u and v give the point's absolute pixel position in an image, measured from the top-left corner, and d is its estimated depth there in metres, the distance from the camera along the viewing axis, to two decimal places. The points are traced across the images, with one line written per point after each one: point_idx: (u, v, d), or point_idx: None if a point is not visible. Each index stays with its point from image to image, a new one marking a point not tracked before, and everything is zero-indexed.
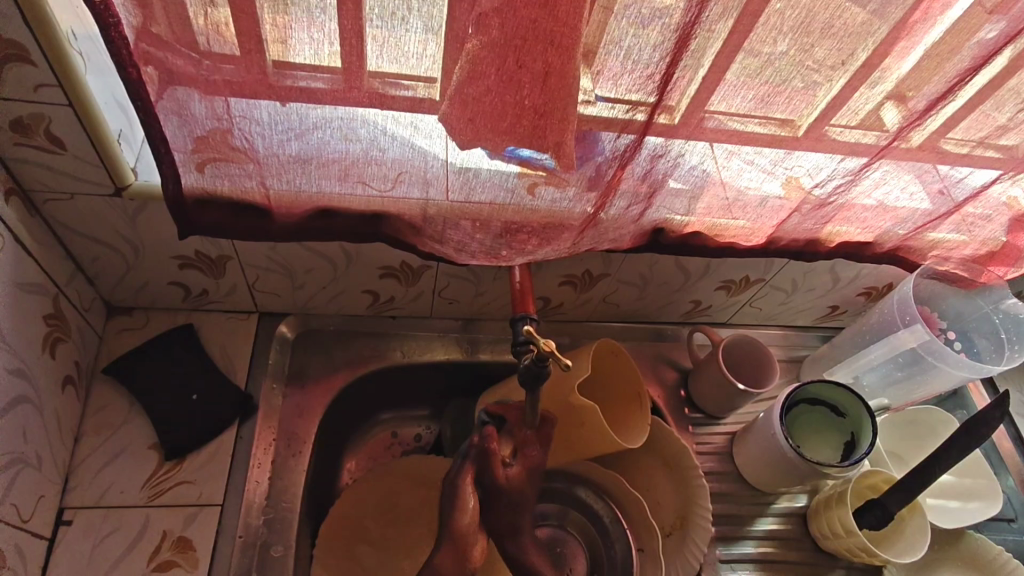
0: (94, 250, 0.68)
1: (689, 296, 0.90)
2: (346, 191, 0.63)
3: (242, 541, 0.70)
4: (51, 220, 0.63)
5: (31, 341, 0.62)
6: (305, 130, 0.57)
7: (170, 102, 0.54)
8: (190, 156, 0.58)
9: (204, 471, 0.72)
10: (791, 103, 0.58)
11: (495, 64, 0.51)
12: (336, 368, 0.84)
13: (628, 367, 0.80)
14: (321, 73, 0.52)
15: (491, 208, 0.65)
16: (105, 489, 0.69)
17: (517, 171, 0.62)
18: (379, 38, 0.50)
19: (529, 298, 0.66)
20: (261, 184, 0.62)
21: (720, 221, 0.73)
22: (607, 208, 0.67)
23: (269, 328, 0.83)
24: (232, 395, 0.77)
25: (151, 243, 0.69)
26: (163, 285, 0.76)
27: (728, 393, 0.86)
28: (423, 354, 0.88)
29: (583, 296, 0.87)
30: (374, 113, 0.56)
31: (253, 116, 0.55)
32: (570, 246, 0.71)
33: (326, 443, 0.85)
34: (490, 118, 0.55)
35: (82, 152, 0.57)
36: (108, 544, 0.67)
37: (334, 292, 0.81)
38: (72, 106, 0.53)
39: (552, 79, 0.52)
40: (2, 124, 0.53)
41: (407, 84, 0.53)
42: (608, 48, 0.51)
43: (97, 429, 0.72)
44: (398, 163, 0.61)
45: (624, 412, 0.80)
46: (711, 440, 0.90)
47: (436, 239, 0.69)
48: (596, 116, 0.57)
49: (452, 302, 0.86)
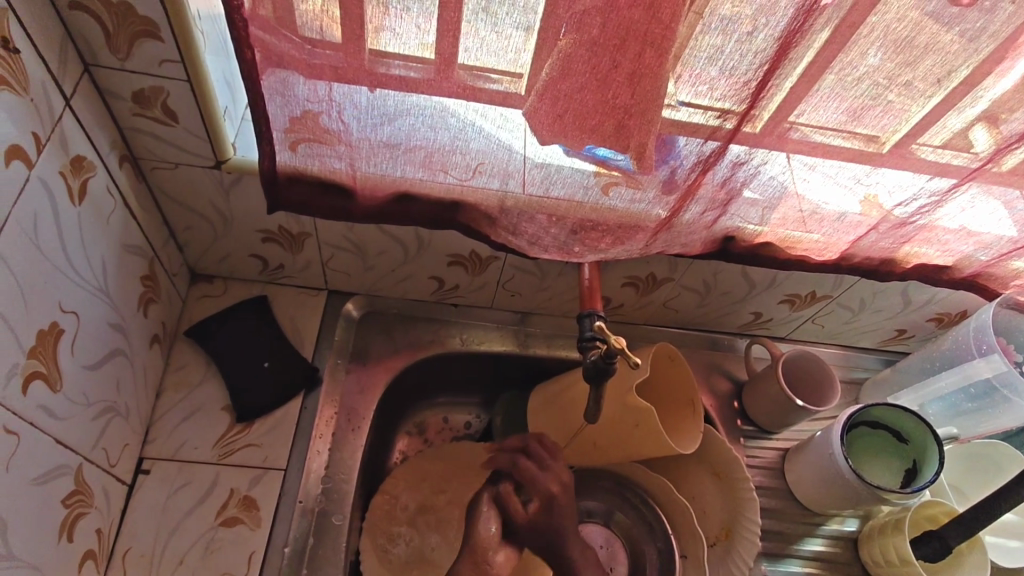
0: (188, 219, 0.73)
1: (751, 308, 0.89)
2: (428, 179, 0.65)
3: (302, 506, 0.73)
4: (154, 186, 0.67)
5: (130, 300, 0.66)
6: (396, 116, 0.59)
7: (276, 82, 0.56)
8: (286, 136, 0.61)
9: (271, 435, 0.76)
10: (881, 119, 0.57)
11: (589, 62, 0.52)
12: (396, 349, 0.88)
13: (684, 373, 0.79)
14: (415, 63, 0.54)
15: (568, 205, 0.66)
16: (181, 444, 0.74)
17: (594, 170, 0.63)
18: (473, 34, 0.51)
19: (596, 295, 0.68)
20: (349, 166, 0.64)
21: (794, 234, 0.72)
22: (683, 212, 0.67)
23: (337, 306, 0.87)
24: (301, 367, 0.80)
25: (240, 215, 0.72)
26: (245, 256, 0.80)
27: (785, 408, 0.85)
28: (481, 343, 0.91)
29: (644, 299, 0.87)
30: (464, 105, 0.58)
31: (350, 100, 0.58)
32: (642, 247, 0.71)
33: (382, 421, 0.88)
34: (578, 115, 0.56)
35: (191, 126, 0.60)
36: (180, 495, 0.71)
37: (402, 276, 0.84)
38: (190, 82, 0.55)
39: (643, 80, 0.52)
40: (125, 95, 0.57)
41: (495, 78, 0.55)
42: (698, 54, 0.51)
43: (177, 385, 0.77)
44: (481, 155, 0.63)
45: (677, 417, 0.80)
46: (762, 454, 0.89)
47: (511, 231, 0.70)
48: (681, 121, 0.57)
49: (515, 295, 0.88)
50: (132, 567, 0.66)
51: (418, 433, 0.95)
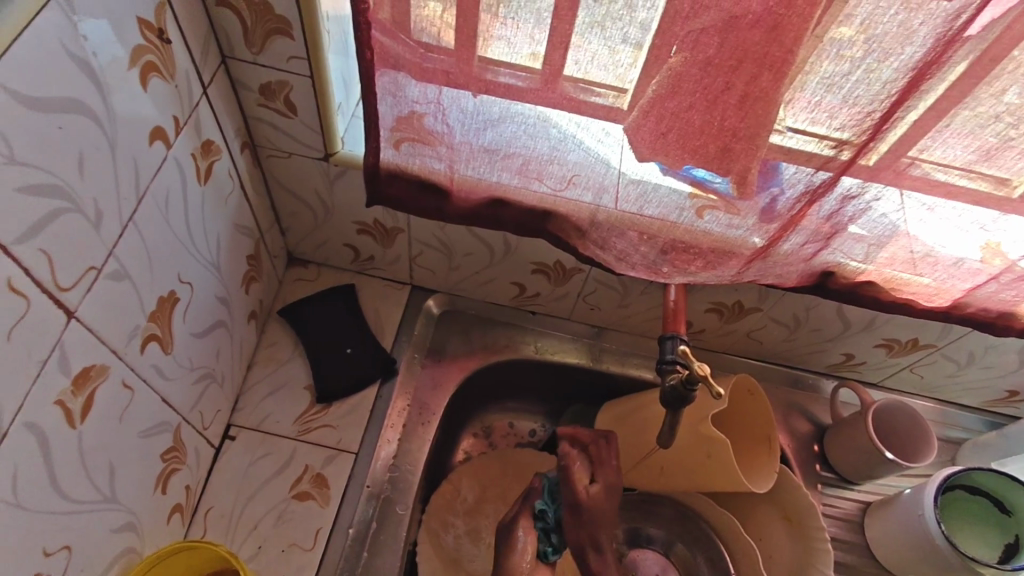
0: (293, 205, 0.77)
1: (842, 348, 0.85)
2: (522, 187, 0.66)
3: (368, 491, 0.76)
4: (267, 172, 0.72)
5: (235, 276, 0.71)
6: (500, 122, 0.60)
7: (390, 82, 0.59)
8: (393, 134, 0.64)
9: (346, 419, 0.79)
10: (1015, 161, 0.53)
11: (699, 81, 0.51)
12: (472, 350, 0.89)
13: (763, 409, 0.76)
14: (522, 72, 0.55)
15: (662, 224, 0.65)
16: (265, 417, 0.78)
17: (688, 192, 0.61)
18: (584, 47, 0.51)
19: (681, 318, 0.67)
20: (448, 167, 0.66)
21: (902, 276, 0.68)
22: (782, 242, 0.64)
23: (419, 301, 0.90)
24: (380, 356, 0.83)
25: (341, 205, 0.76)
26: (339, 245, 0.84)
27: (871, 459, 0.80)
28: (554, 353, 0.91)
29: (727, 327, 0.84)
30: (566, 117, 0.58)
31: (458, 104, 0.59)
32: (734, 275, 0.69)
33: (450, 419, 0.90)
34: (683, 134, 0.55)
35: (308, 118, 0.63)
36: (260, 465, 0.75)
37: (485, 279, 0.85)
38: (312, 78, 0.59)
39: (754, 103, 0.51)
40: (254, 87, 0.61)
41: (599, 92, 0.55)
42: (817, 79, 0.49)
43: (266, 361, 0.81)
44: (577, 167, 0.63)
45: (750, 453, 0.77)
46: (840, 504, 0.84)
47: (600, 245, 0.70)
48: (788, 147, 0.55)
49: (594, 309, 0.87)
50: (212, 526, 0.70)
51: (483, 436, 0.96)
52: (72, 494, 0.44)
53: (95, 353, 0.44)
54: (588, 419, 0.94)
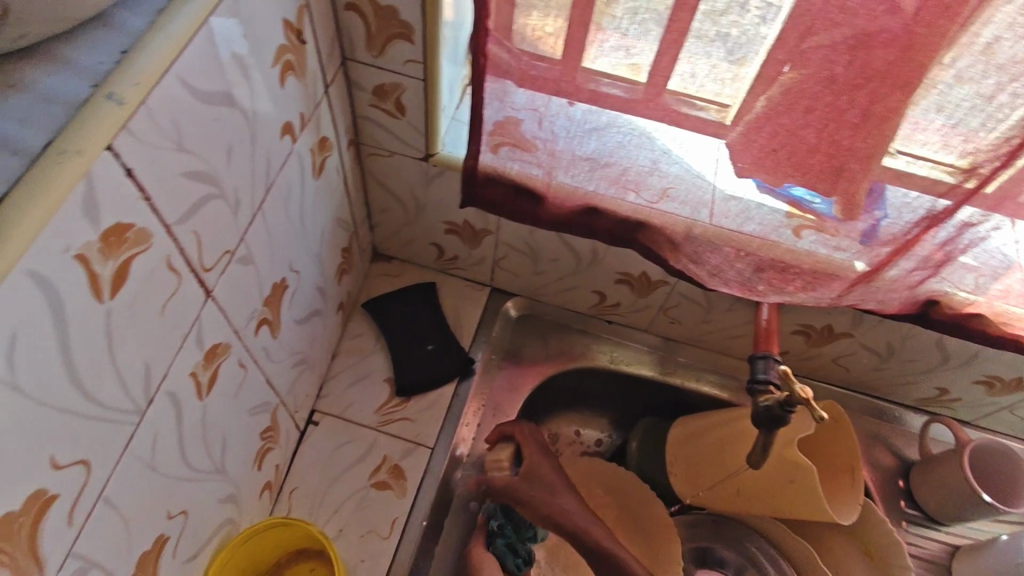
0: (387, 202, 0.80)
1: (936, 382, 0.81)
2: (618, 196, 0.67)
3: (442, 486, 0.77)
4: (367, 169, 0.75)
5: (331, 268, 0.73)
6: (606, 130, 0.60)
7: (499, 89, 0.60)
8: (494, 138, 0.65)
9: (424, 414, 0.81)
10: None
11: (822, 99, 0.50)
12: (548, 355, 0.90)
13: (847, 437, 0.73)
14: (625, 83, 0.55)
15: (761, 242, 0.64)
16: (348, 405, 0.80)
17: (784, 211, 0.61)
18: (690, 60, 0.51)
19: (774, 338, 0.66)
20: (546, 174, 0.67)
21: (1014, 310, 0.65)
22: (890, 267, 0.62)
23: (498, 303, 0.91)
24: (458, 354, 0.85)
25: (435, 205, 0.78)
26: (426, 243, 0.86)
27: (964, 501, 0.76)
28: (629, 365, 0.90)
29: (813, 350, 0.82)
30: (672, 129, 0.58)
31: (565, 112, 0.60)
32: (833, 298, 0.67)
33: (522, 422, 0.91)
34: (795, 152, 0.54)
35: (415, 120, 0.66)
36: (342, 451, 0.77)
37: (566, 286, 0.86)
38: (425, 81, 0.61)
39: (875, 123, 0.49)
40: (369, 88, 0.63)
41: (700, 105, 0.55)
42: (930, 99, 0.48)
43: (350, 352, 0.84)
44: (677, 179, 0.62)
45: (831, 482, 0.74)
46: (925, 545, 0.80)
47: (694, 259, 0.69)
48: (898, 169, 0.53)
49: (674, 323, 0.86)
50: (296, 505, 0.73)
51: (550, 442, 0.96)
52: (192, 463, 0.47)
53: (221, 332, 0.47)
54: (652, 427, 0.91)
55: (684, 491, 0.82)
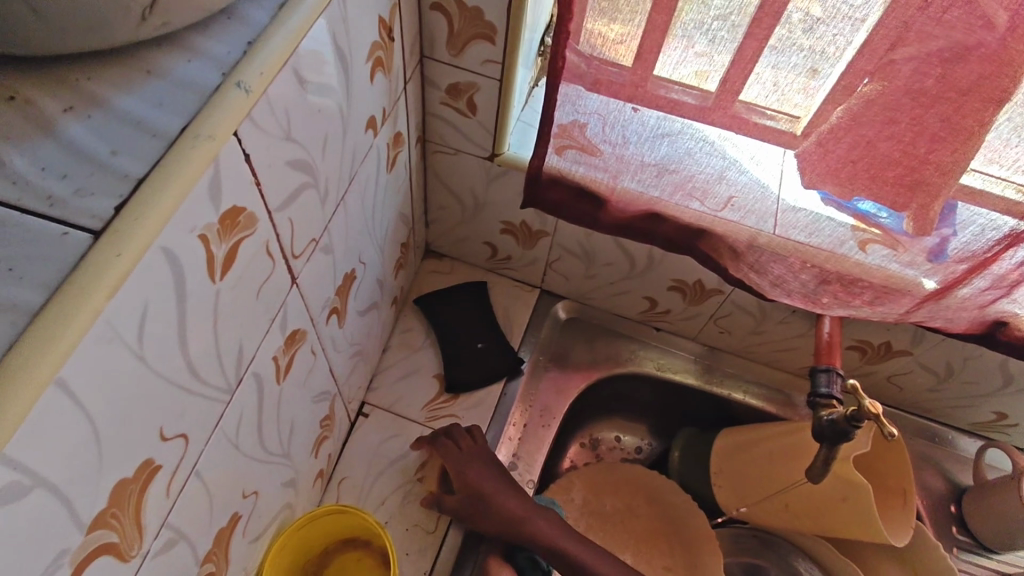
0: (446, 200, 0.81)
1: (995, 405, 0.79)
2: (682, 203, 0.66)
3: None
4: (431, 166, 0.76)
5: (390, 262, 0.75)
6: (678, 137, 0.60)
7: (573, 92, 0.60)
8: (561, 140, 0.66)
9: (471, 412, 0.81)
10: None
11: (912, 112, 0.49)
12: (595, 360, 0.90)
13: (900, 461, 0.71)
14: (696, 91, 0.55)
15: (828, 254, 0.64)
16: (396, 399, 0.81)
17: (850, 223, 0.60)
18: (766, 70, 0.51)
19: (836, 351, 0.65)
20: (612, 178, 0.67)
21: None
22: (961, 286, 0.61)
23: (548, 305, 0.91)
24: (507, 354, 0.86)
25: (493, 204, 0.79)
26: (479, 242, 0.87)
27: (1022, 530, 0.74)
28: (676, 373, 0.90)
29: (866, 367, 0.81)
30: (746, 138, 0.58)
31: (638, 117, 0.60)
32: (902, 313, 0.66)
33: (565, 424, 0.91)
34: (875, 163, 0.54)
35: (485, 120, 0.66)
36: (390, 444, 0.78)
37: (617, 291, 0.85)
38: (500, 82, 0.61)
39: (960, 138, 0.48)
40: (443, 86, 0.64)
41: (771, 114, 0.55)
42: (1005, 119, 0.47)
43: (400, 347, 0.85)
44: (745, 189, 0.62)
45: (882, 505, 0.73)
46: (976, 572, 0.79)
47: (755, 269, 0.69)
48: (972, 186, 0.52)
49: (723, 333, 0.86)
50: (345, 494, 0.74)
51: (591, 446, 0.96)
52: (265, 446, 0.48)
53: (301, 319, 0.48)
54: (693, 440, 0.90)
55: (728, 502, 0.82)
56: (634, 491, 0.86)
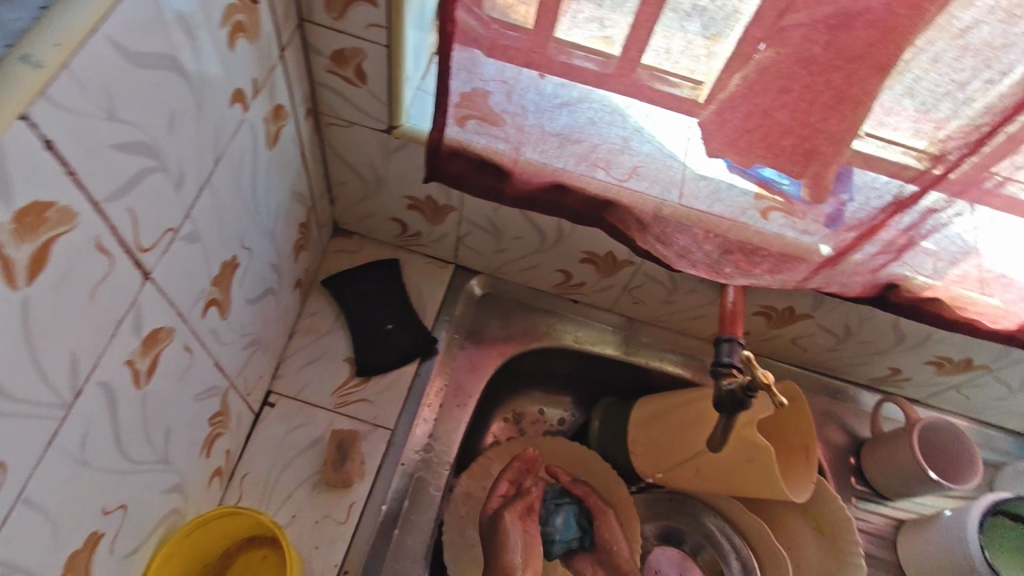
0: (347, 175, 0.76)
1: (890, 362, 0.83)
2: (587, 173, 0.65)
3: (402, 468, 0.76)
4: (325, 140, 0.70)
5: (287, 244, 0.70)
6: (578, 105, 0.58)
7: (466, 59, 0.56)
8: (460, 110, 0.62)
9: (383, 395, 0.79)
10: None
11: (803, 80, 0.48)
12: (510, 334, 0.89)
13: (802, 419, 0.75)
14: (597, 56, 0.53)
15: (729, 223, 0.63)
16: (302, 386, 0.78)
17: (754, 190, 0.60)
18: (668, 35, 0.49)
19: (739, 320, 0.65)
20: (513, 149, 0.65)
21: (970, 295, 0.66)
22: (854, 252, 0.62)
23: (463, 280, 0.89)
24: (420, 334, 0.83)
25: (395, 177, 0.75)
26: (387, 218, 0.83)
27: (910, 477, 0.79)
28: (593, 344, 0.90)
29: (773, 331, 0.83)
30: (645, 106, 0.56)
31: (535, 85, 0.58)
32: (799, 281, 0.67)
33: (484, 400, 0.90)
34: (770, 133, 0.53)
35: (376, 89, 0.62)
36: (296, 434, 0.75)
37: (530, 263, 0.84)
38: (388, 48, 0.57)
39: (850, 106, 0.48)
40: (326, 52, 0.59)
41: (673, 81, 0.53)
42: (897, 85, 0.47)
43: (305, 331, 0.81)
44: (647, 159, 0.61)
45: (787, 462, 0.76)
46: (872, 519, 0.83)
47: (661, 240, 0.68)
48: (866, 152, 0.53)
49: (637, 303, 0.86)
50: (248, 489, 0.71)
51: (514, 421, 0.95)
52: (129, 455, 0.44)
53: (163, 315, 0.44)
54: (609, 410, 0.91)
55: (644, 471, 0.83)
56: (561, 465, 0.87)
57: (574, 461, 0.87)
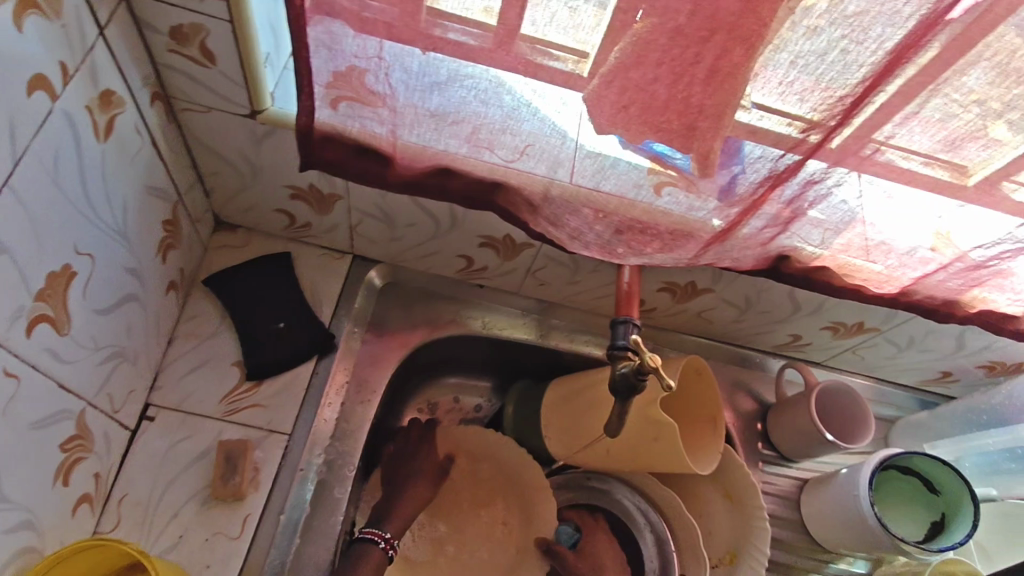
0: (217, 164, 0.69)
1: (790, 329, 0.84)
2: (471, 154, 0.61)
3: (302, 474, 0.72)
4: (185, 128, 0.64)
5: (149, 243, 0.63)
6: (448, 85, 0.54)
7: (324, 33, 0.52)
8: (328, 92, 0.57)
9: (278, 398, 0.74)
10: (978, 148, 0.51)
11: (667, 55, 0.47)
12: (414, 325, 0.86)
13: (708, 389, 0.76)
14: (474, 29, 0.49)
15: (617, 201, 0.61)
16: (185, 397, 0.71)
17: (647, 165, 0.58)
18: (542, 5, 0.46)
19: (634, 302, 0.64)
20: (390, 132, 0.60)
21: (855, 262, 0.67)
22: (742, 226, 0.62)
23: (360, 272, 0.84)
24: (315, 333, 0.78)
25: (271, 166, 0.68)
26: (270, 210, 0.77)
27: (811, 440, 0.81)
28: (502, 329, 0.88)
29: (678, 306, 0.83)
30: (523, 81, 0.53)
31: (402, 63, 0.53)
32: (690, 258, 0.66)
33: (392, 394, 0.86)
34: (646, 109, 0.51)
35: (229, 70, 0.56)
36: (180, 448, 0.69)
37: (428, 251, 0.80)
38: (232, 24, 0.52)
39: (723, 78, 0.47)
40: (163, 29, 0.53)
41: (556, 54, 0.50)
42: (784, 54, 0.46)
43: (187, 336, 0.74)
44: (531, 137, 0.58)
45: (695, 434, 0.76)
46: (777, 481, 0.86)
47: (553, 223, 0.65)
48: (751, 125, 0.51)
49: (543, 284, 0.84)
50: (126, 515, 0.65)
51: (428, 412, 0.92)
52: None
53: None
54: (523, 394, 0.89)
55: (561, 454, 0.82)
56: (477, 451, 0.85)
57: (481, 450, 0.85)
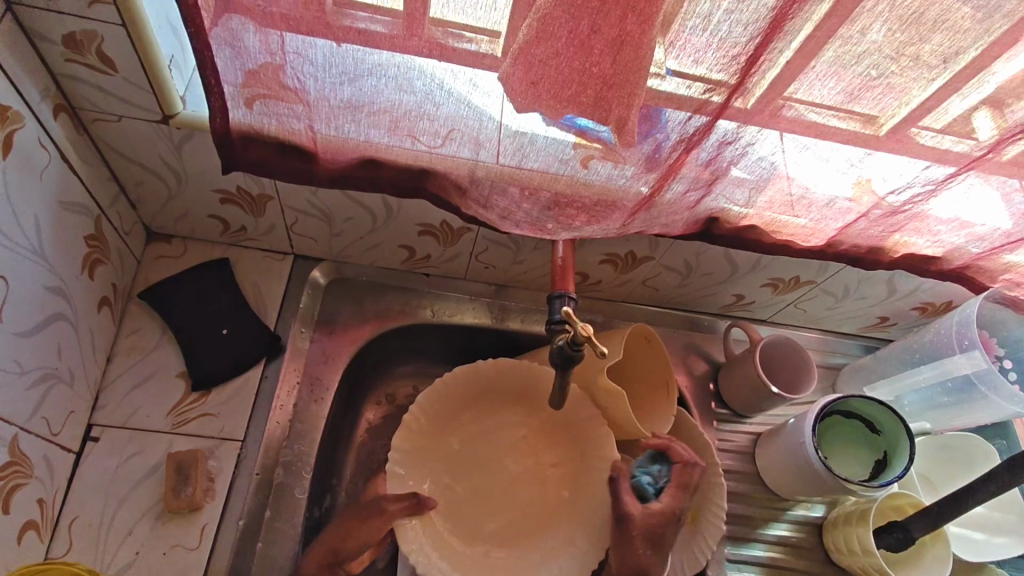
0: (139, 175, 0.68)
1: (733, 290, 0.86)
2: (395, 143, 0.61)
3: (258, 479, 0.71)
4: (98, 140, 0.62)
5: (70, 260, 0.62)
6: (359, 76, 0.54)
7: (224, 32, 0.50)
8: (240, 91, 0.56)
9: (228, 406, 0.73)
10: (878, 99, 0.53)
11: (567, 26, 0.47)
12: (364, 319, 0.85)
13: (659, 356, 0.77)
14: (381, 15, 0.49)
15: (543, 177, 0.62)
16: (133, 412, 0.70)
17: (573, 141, 0.58)
18: None
19: (569, 274, 0.65)
20: (309, 127, 0.59)
21: (781, 218, 0.69)
22: (665, 190, 0.63)
23: (304, 271, 0.83)
24: (260, 337, 0.77)
25: (195, 171, 0.67)
26: (203, 216, 0.75)
27: (760, 394, 0.83)
28: (453, 315, 0.88)
29: (623, 276, 0.84)
30: (432, 65, 0.53)
31: (307, 55, 0.52)
32: (620, 226, 0.68)
33: (349, 389, 0.85)
34: (555, 83, 0.51)
35: (132, 76, 0.55)
36: (131, 465, 0.68)
37: (370, 244, 0.80)
38: (126, 27, 0.51)
39: (625, 48, 0.48)
40: (55, 38, 0.52)
41: (468, 37, 0.50)
42: (691, 19, 0.47)
43: (129, 351, 0.73)
44: (451, 121, 0.58)
45: (650, 401, 0.78)
46: (733, 438, 0.89)
47: (483, 204, 0.66)
48: (667, 92, 0.52)
49: (489, 267, 0.85)
50: (78, 537, 0.64)
51: (387, 403, 0.91)
52: None
53: None
54: None
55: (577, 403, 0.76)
56: (478, 399, 0.76)
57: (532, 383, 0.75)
